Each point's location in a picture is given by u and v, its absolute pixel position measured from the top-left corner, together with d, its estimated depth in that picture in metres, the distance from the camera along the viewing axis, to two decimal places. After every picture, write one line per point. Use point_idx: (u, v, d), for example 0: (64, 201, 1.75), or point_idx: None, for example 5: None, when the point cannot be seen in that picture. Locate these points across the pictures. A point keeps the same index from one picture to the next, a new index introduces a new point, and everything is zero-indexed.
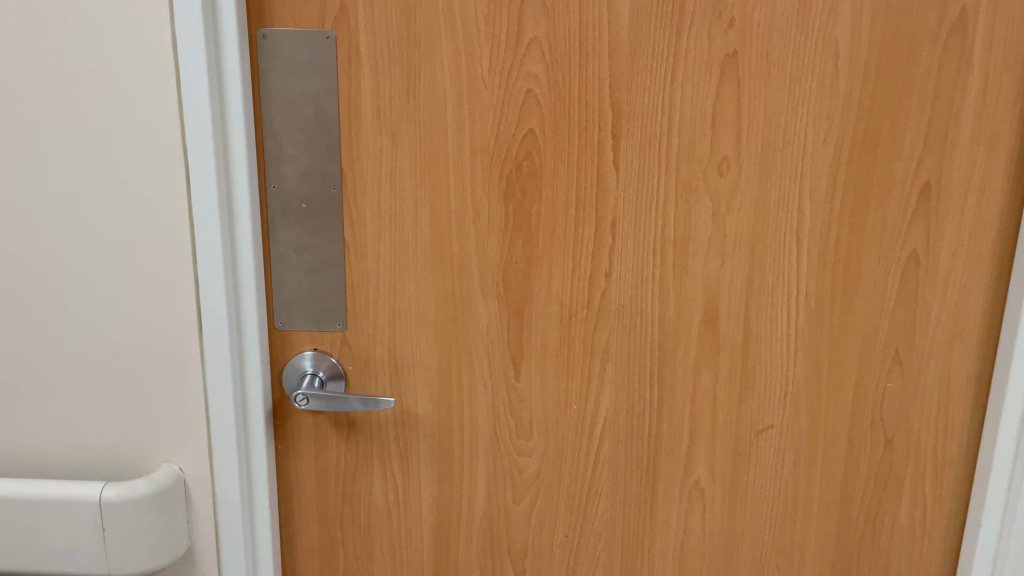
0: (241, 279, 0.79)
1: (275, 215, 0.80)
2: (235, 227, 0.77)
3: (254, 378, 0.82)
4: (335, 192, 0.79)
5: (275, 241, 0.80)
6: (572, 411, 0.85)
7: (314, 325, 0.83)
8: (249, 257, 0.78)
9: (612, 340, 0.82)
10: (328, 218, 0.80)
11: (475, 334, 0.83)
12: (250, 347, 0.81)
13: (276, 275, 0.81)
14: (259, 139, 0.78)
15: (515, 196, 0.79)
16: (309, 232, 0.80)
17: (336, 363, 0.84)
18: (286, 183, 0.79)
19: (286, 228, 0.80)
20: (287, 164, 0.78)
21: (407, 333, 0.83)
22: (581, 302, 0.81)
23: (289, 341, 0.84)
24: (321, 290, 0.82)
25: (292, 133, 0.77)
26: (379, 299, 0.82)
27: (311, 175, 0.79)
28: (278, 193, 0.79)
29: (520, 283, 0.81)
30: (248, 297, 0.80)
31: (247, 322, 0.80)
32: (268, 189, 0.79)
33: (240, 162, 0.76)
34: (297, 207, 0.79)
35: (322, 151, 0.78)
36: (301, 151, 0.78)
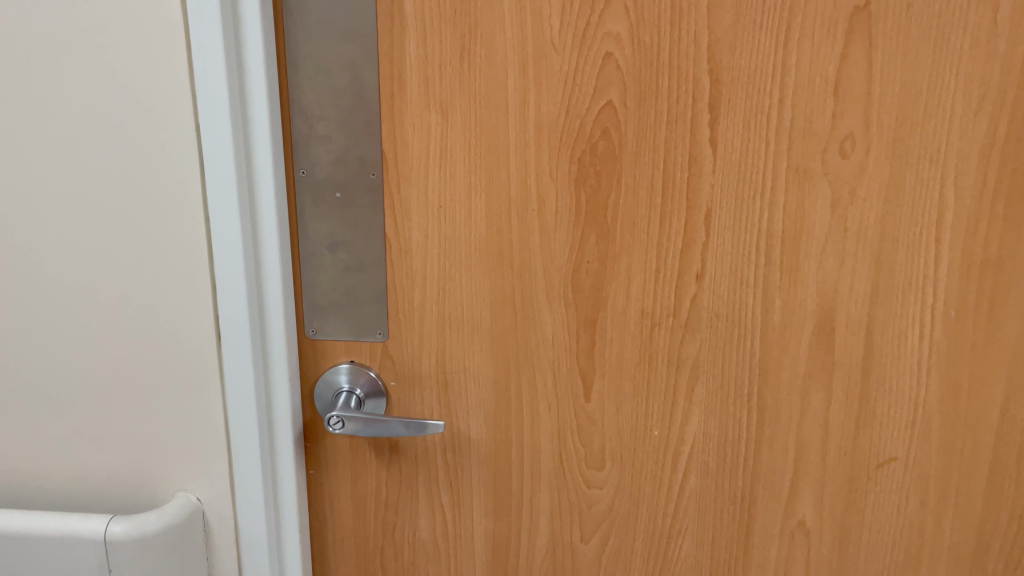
0: (266, 281, 0.67)
1: (305, 206, 0.68)
2: (258, 221, 0.66)
3: (282, 395, 0.70)
4: (376, 178, 0.67)
5: (305, 236, 0.68)
6: (652, 437, 0.71)
7: (351, 334, 0.71)
8: (274, 255, 0.67)
9: (702, 355, 0.69)
10: (366, 209, 0.68)
11: (539, 346, 0.70)
12: (276, 358, 0.69)
13: (306, 275, 0.70)
14: (285, 116, 0.65)
15: (588, 183, 0.65)
16: (345, 226, 0.68)
17: (375, 379, 0.72)
18: (318, 168, 0.67)
19: (318, 222, 0.68)
20: (318, 146, 0.66)
21: (459, 345, 0.71)
22: (666, 310, 0.68)
23: (322, 352, 0.72)
24: (359, 294, 0.70)
25: (325, 109, 0.65)
26: (426, 304, 0.70)
27: (347, 159, 0.66)
28: (308, 181, 0.67)
29: (592, 288, 0.68)
30: (274, 302, 0.68)
31: (273, 331, 0.69)
32: (297, 176, 0.67)
33: (262, 143, 0.64)
34: (331, 196, 0.67)
35: (359, 129, 0.66)
36: (336, 130, 0.66)
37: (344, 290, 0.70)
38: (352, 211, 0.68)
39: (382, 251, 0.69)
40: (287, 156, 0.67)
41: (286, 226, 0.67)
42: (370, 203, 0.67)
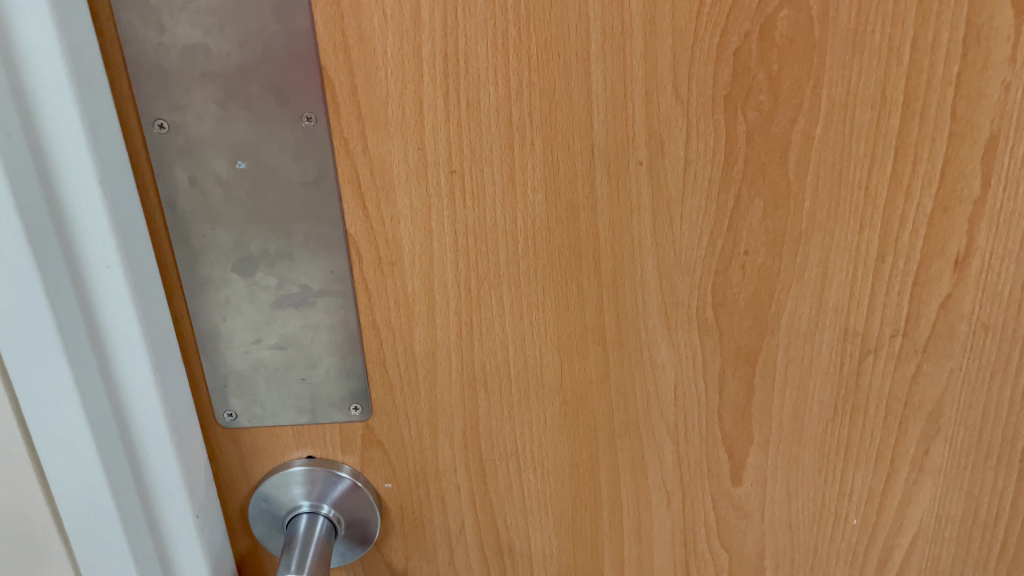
0: (115, 363, 0.32)
1: (177, 194, 0.33)
2: (73, 246, 0.30)
3: (190, 549, 0.37)
4: (315, 128, 0.32)
5: (187, 253, 0.34)
6: (848, 528, 0.42)
7: (303, 414, 0.38)
8: (127, 311, 0.32)
9: (949, 396, 0.38)
10: (302, 190, 0.33)
11: (651, 404, 0.39)
12: (167, 494, 0.36)
13: (201, 323, 0.36)
14: (99, 10, 0.30)
15: (755, 100, 0.32)
16: (264, 225, 0.34)
17: (356, 483, 0.40)
18: (190, 116, 0.32)
19: (209, 221, 0.34)
20: (184, 69, 0.31)
21: (506, 415, 0.39)
22: (891, 326, 0.36)
23: (254, 450, 0.39)
24: (309, 348, 0.37)
25: None
26: (438, 355, 0.37)
27: (250, 93, 0.32)
28: (176, 142, 0.32)
29: (751, 300, 0.36)
30: (142, 399, 0.33)
31: (152, 449, 0.34)
32: (148, 137, 0.32)
33: (47, 79, 0.27)
34: (227, 169, 0.33)
35: (266, 27, 0.31)
36: (218, 33, 0.31)
37: (280, 343, 0.37)
38: (275, 195, 0.33)
39: (343, 268, 0.35)
40: (120, 96, 0.31)
41: (139, 241, 0.32)
42: (308, 177, 0.33)
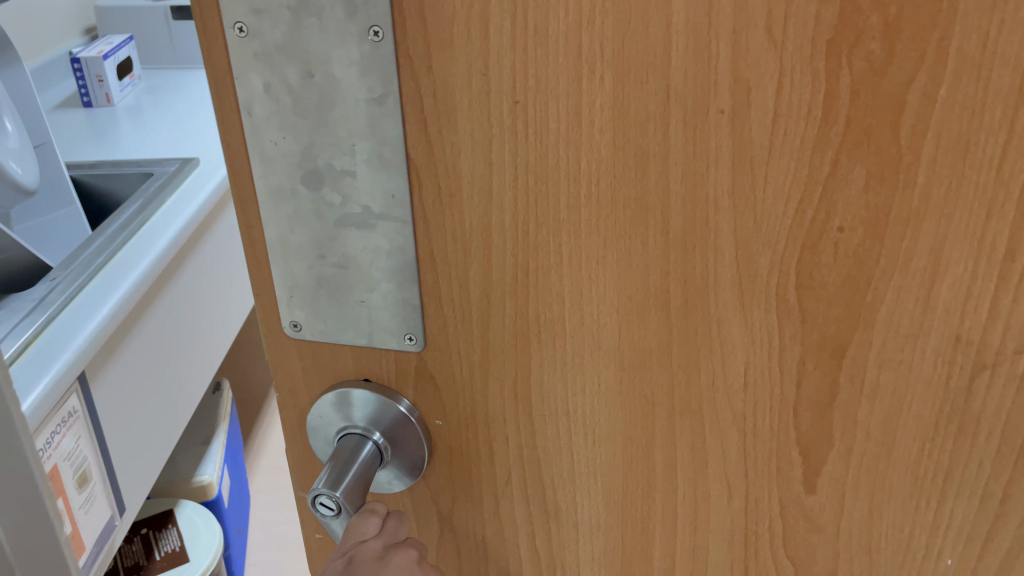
0: None
1: (253, 100, 0.34)
2: None
3: None
4: (381, 43, 0.31)
5: (261, 160, 0.35)
6: (941, 567, 0.37)
7: (361, 337, 0.38)
8: None
9: None
10: (367, 109, 0.33)
11: (717, 386, 0.35)
12: None
13: (272, 231, 0.37)
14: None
15: (864, 50, 0.27)
16: (330, 140, 0.34)
17: (408, 416, 0.39)
18: (266, 22, 0.32)
19: (281, 132, 0.34)
20: None
21: (559, 373, 0.36)
22: (1015, 340, 0.31)
23: (316, 364, 0.40)
24: (368, 271, 0.36)
25: None
26: (493, 298, 0.35)
27: (320, 2, 0.31)
28: (253, 50, 0.32)
29: (843, 286, 0.31)
30: None
31: None
32: (229, 41, 0.33)
33: None
34: (298, 82, 0.33)
35: None
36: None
37: (341, 263, 0.37)
38: (340, 111, 0.33)
39: (403, 193, 0.34)
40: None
41: None
42: (373, 94, 0.32)
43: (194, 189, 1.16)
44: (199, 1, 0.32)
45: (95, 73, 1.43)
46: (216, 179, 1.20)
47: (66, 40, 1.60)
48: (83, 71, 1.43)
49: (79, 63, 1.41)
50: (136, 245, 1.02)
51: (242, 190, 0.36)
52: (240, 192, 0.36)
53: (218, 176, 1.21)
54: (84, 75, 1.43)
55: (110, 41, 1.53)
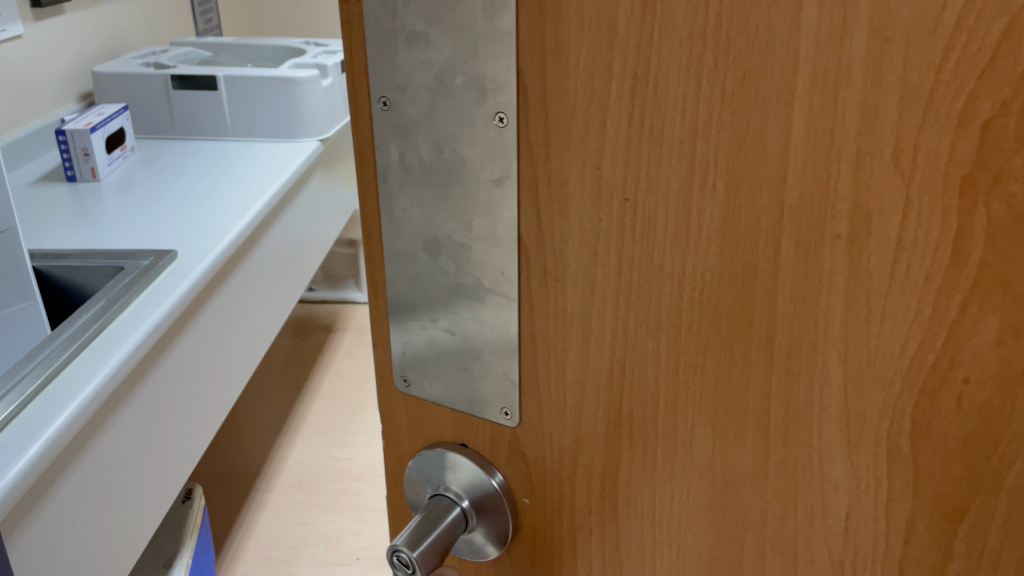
0: None
1: (389, 168, 0.35)
2: None
3: None
4: (505, 129, 0.31)
5: (390, 223, 0.37)
6: None
7: (462, 402, 0.39)
8: None
9: None
10: (487, 190, 0.33)
11: (813, 522, 0.32)
12: None
13: (395, 289, 0.38)
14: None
15: (1004, 192, 0.24)
16: (449, 214, 0.34)
17: (495, 491, 0.39)
18: (406, 99, 0.33)
19: (410, 200, 0.35)
20: (407, 57, 0.32)
21: (647, 478, 0.35)
22: None
23: (421, 420, 0.41)
24: (475, 341, 0.37)
25: None
26: (588, 389, 0.35)
27: (455, 85, 0.32)
28: (393, 123, 0.34)
29: (965, 444, 0.28)
30: None
31: None
32: (374, 114, 0.34)
33: None
34: (428, 156, 0.34)
35: (478, 25, 0.30)
36: (439, 26, 0.31)
37: (451, 327, 0.37)
38: (461, 189, 0.34)
39: (513, 271, 0.34)
40: (359, 70, 0.34)
41: None
42: (493, 176, 0.33)
43: (164, 287, 0.99)
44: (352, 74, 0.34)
45: (78, 147, 1.29)
46: (198, 271, 1.03)
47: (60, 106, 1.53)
48: (68, 144, 1.28)
49: (65, 138, 1.27)
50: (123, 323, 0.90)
51: (372, 247, 0.38)
52: (371, 249, 0.38)
53: (198, 271, 1.03)
54: (67, 151, 1.29)
55: (101, 111, 1.39)
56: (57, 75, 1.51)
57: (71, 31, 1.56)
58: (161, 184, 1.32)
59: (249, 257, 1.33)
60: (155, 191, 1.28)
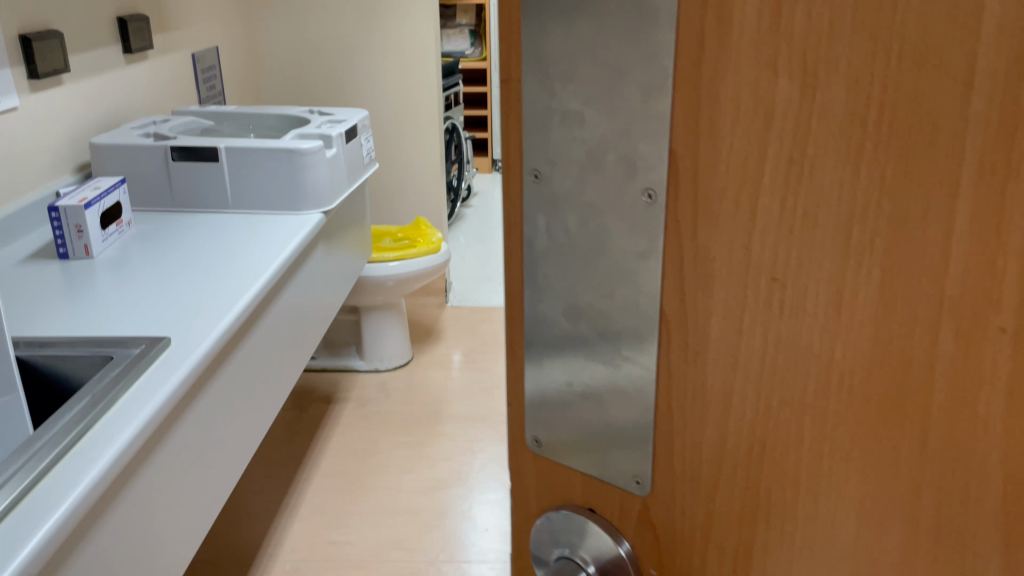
0: None
1: (535, 237, 0.36)
2: None
3: None
4: (654, 205, 0.32)
5: (531, 288, 0.38)
6: None
7: (595, 467, 0.39)
8: None
9: None
10: (632, 263, 0.34)
11: None
12: None
13: (535, 350, 0.39)
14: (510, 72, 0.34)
15: None
16: (591, 283, 0.35)
17: (620, 559, 0.39)
18: (557, 172, 0.34)
19: (555, 268, 0.36)
20: (560, 135, 0.33)
21: (783, 558, 0.35)
22: None
23: (550, 480, 0.42)
24: (610, 408, 0.37)
25: (572, 69, 0.32)
26: (725, 463, 0.35)
27: (606, 161, 0.33)
28: (541, 197, 0.35)
29: None
30: None
31: None
32: (525, 185, 0.35)
33: None
34: (574, 228, 0.35)
35: (633, 107, 0.31)
36: (594, 105, 0.32)
37: (585, 392, 0.38)
38: (605, 259, 0.34)
39: (652, 342, 0.35)
40: (515, 145, 0.36)
41: None
42: (638, 249, 0.33)
43: (146, 385, 0.83)
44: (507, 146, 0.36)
45: (71, 224, 1.04)
46: (182, 366, 0.86)
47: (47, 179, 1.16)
48: (61, 221, 1.04)
49: (58, 214, 1.02)
50: (138, 394, 0.82)
51: (514, 308, 0.39)
52: (513, 309, 0.40)
53: (185, 364, 0.86)
54: (59, 228, 1.04)
55: (95, 183, 1.12)
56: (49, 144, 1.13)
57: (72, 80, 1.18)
58: (167, 261, 1.07)
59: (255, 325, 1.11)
60: (161, 273, 1.04)
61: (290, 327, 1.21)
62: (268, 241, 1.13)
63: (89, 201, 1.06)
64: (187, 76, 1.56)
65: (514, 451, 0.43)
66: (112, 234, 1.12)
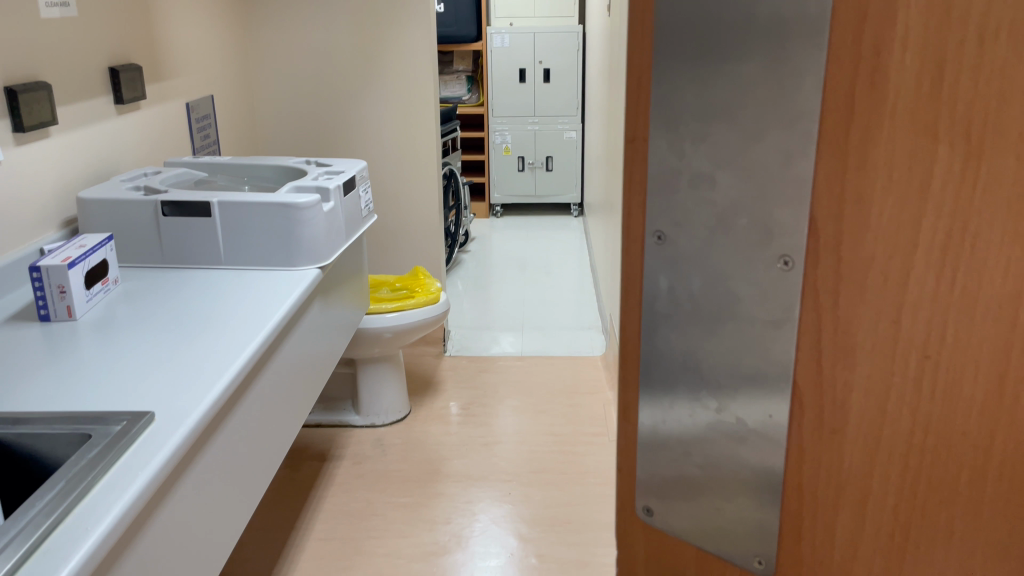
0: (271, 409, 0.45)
1: (655, 299, 0.34)
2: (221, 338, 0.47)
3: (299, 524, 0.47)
4: (790, 272, 0.30)
5: (647, 353, 0.35)
6: None
7: (711, 544, 0.36)
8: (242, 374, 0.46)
9: None
10: (763, 329, 0.31)
11: None
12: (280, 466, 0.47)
13: (645, 417, 0.37)
14: (637, 130, 0.33)
15: None
16: (716, 351, 0.33)
17: None
18: (682, 233, 0.32)
19: (675, 332, 0.34)
20: (690, 193, 0.32)
21: None
22: None
23: (659, 557, 0.38)
24: (730, 482, 0.34)
25: (709, 126, 0.30)
26: (860, 553, 0.31)
27: (739, 222, 0.31)
28: (666, 257, 0.33)
29: None
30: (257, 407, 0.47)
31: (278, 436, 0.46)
32: (648, 246, 0.34)
33: None
34: (700, 291, 0.33)
35: (772, 164, 0.29)
36: (726, 165, 0.30)
37: (705, 467, 0.35)
38: (731, 326, 0.32)
39: (782, 416, 0.32)
40: (637, 206, 0.34)
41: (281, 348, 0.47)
42: (770, 317, 0.31)
43: (131, 466, 0.58)
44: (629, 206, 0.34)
45: (52, 283, 0.82)
46: (169, 444, 0.60)
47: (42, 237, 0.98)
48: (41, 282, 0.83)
49: (37, 272, 0.82)
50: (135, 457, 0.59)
51: (627, 372, 0.37)
52: (626, 373, 0.37)
53: (174, 441, 0.61)
54: (38, 288, 0.82)
55: (81, 240, 0.91)
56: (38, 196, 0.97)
57: (80, 134, 1.05)
58: (158, 320, 0.84)
59: (260, 379, 0.90)
60: (146, 332, 0.81)
61: (294, 384, 1.02)
62: (262, 301, 0.91)
63: (76, 259, 0.85)
64: (184, 129, 1.32)
65: (622, 522, 0.40)
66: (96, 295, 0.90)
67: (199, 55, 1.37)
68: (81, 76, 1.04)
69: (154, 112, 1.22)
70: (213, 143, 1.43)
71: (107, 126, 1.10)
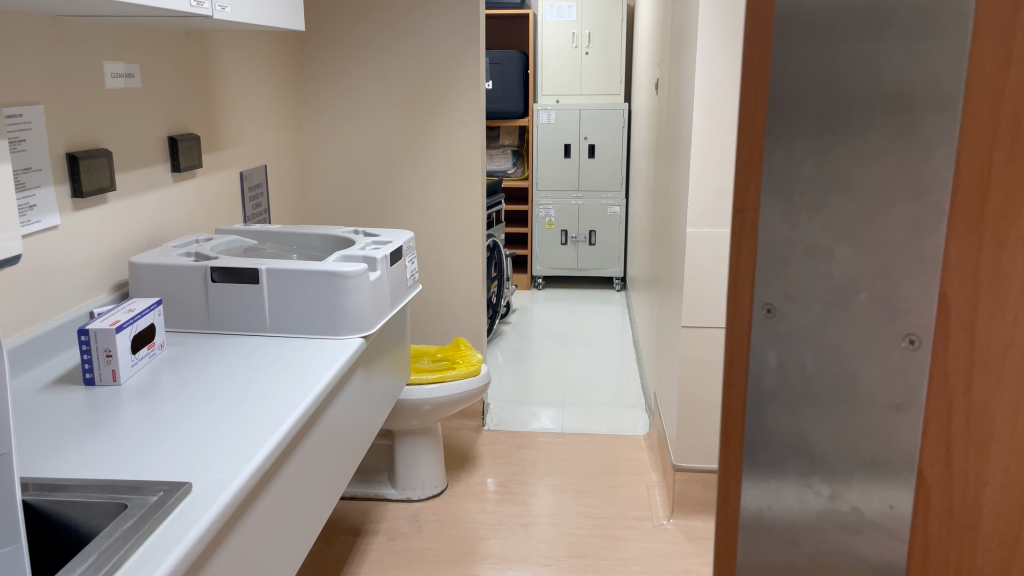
0: None
1: (764, 376, 0.31)
2: None
3: None
4: (917, 352, 0.29)
5: (750, 438, 0.32)
6: None
7: None
8: None
9: None
10: (883, 412, 0.30)
11: None
12: None
13: (748, 507, 0.33)
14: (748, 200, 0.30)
15: None
16: (832, 434, 0.31)
17: None
18: (797, 309, 0.30)
19: (785, 414, 0.31)
20: (807, 264, 0.30)
21: None
22: None
23: None
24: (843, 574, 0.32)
25: (829, 199, 0.29)
26: None
27: (859, 300, 0.30)
28: (776, 333, 0.30)
29: None
30: None
31: None
32: (754, 321, 0.31)
33: None
34: (811, 370, 0.31)
35: (897, 241, 0.29)
36: (847, 239, 0.29)
37: (816, 559, 0.33)
38: (848, 409, 0.31)
39: (905, 506, 0.30)
40: (743, 277, 0.30)
41: None
42: (894, 400, 0.30)
43: (166, 540, 0.55)
44: (736, 277, 0.31)
45: (99, 346, 0.82)
46: (203, 519, 0.58)
47: (94, 300, 0.98)
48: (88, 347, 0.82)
49: (84, 335, 0.81)
50: (172, 529, 0.56)
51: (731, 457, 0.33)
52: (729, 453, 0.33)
53: (209, 516, 0.58)
54: (86, 351, 0.82)
55: (130, 305, 0.90)
56: (94, 259, 0.98)
57: (138, 200, 1.06)
58: (202, 387, 0.83)
59: (302, 446, 0.89)
60: (191, 397, 0.80)
61: (336, 452, 1.01)
62: (303, 372, 0.89)
63: (124, 323, 0.84)
64: (236, 197, 1.34)
65: None
66: (142, 359, 0.89)
67: (256, 127, 1.40)
68: (143, 145, 1.06)
69: (210, 180, 1.25)
70: (264, 212, 1.45)
71: (163, 194, 1.12)
